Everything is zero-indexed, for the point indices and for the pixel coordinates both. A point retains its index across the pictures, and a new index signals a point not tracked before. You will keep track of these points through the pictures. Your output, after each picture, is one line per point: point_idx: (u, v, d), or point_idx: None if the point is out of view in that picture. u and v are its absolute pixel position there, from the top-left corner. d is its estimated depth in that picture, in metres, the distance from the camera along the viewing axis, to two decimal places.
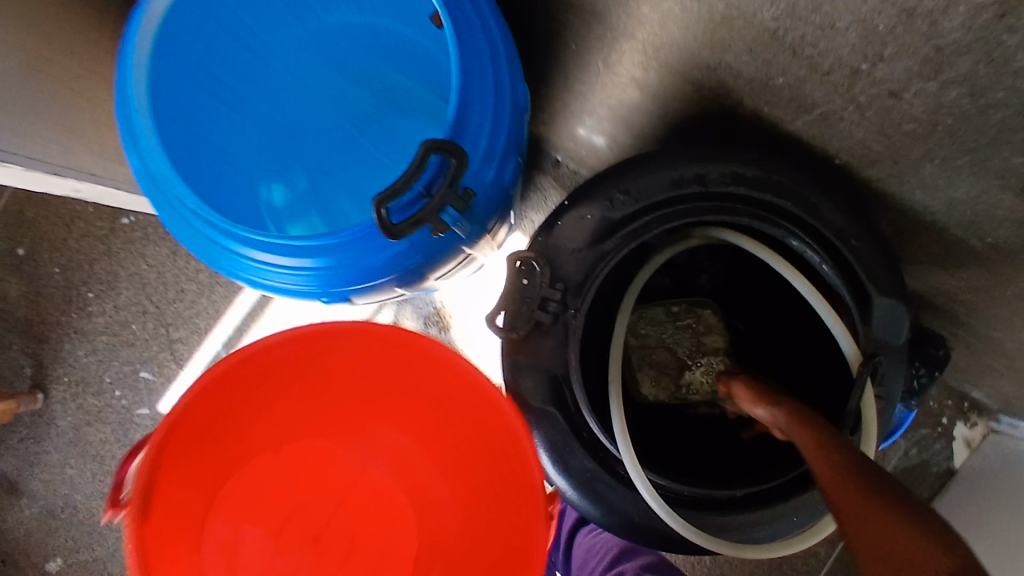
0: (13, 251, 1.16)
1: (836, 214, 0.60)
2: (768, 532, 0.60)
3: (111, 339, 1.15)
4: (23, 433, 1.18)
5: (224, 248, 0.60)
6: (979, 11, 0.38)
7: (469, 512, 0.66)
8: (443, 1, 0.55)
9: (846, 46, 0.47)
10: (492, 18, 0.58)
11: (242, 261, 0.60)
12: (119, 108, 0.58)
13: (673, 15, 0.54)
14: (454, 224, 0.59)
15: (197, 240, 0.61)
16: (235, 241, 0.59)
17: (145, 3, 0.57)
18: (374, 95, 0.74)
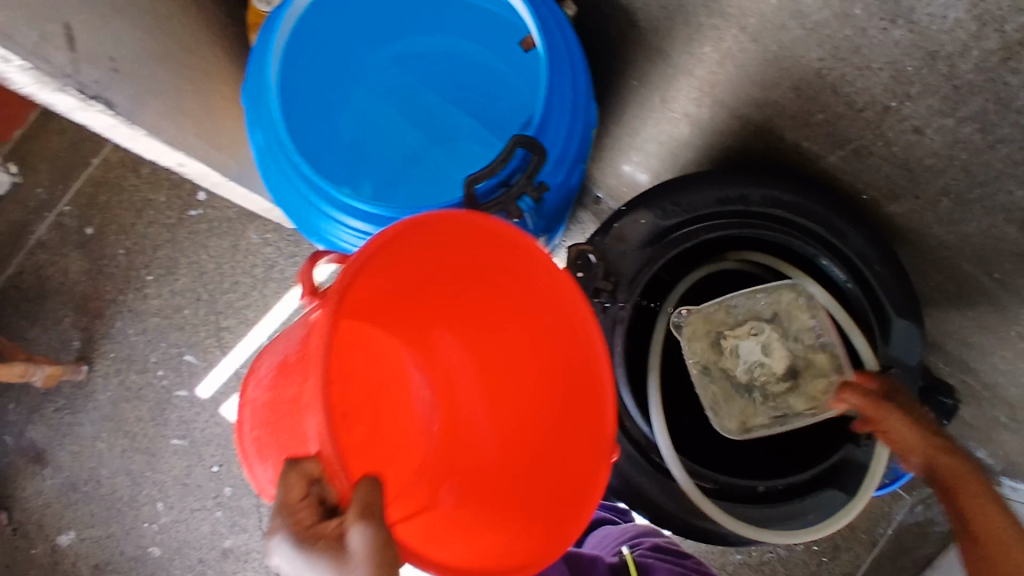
0: (82, 230, 1.24)
1: (863, 241, 0.68)
2: (783, 523, 0.67)
3: (162, 322, 1.22)
4: (60, 404, 1.22)
5: (319, 211, 0.69)
6: (988, 56, 0.48)
7: (505, 438, 0.67)
8: (539, 27, 0.66)
9: (879, 85, 0.56)
10: (575, 46, 0.68)
11: (334, 226, 0.69)
12: (252, 90, 0.69)
13: (732, 54, 0.64)
14: (528, 213, 0.67)
15: (297, 204, 0.70)
16: (331, 206, 0.68)
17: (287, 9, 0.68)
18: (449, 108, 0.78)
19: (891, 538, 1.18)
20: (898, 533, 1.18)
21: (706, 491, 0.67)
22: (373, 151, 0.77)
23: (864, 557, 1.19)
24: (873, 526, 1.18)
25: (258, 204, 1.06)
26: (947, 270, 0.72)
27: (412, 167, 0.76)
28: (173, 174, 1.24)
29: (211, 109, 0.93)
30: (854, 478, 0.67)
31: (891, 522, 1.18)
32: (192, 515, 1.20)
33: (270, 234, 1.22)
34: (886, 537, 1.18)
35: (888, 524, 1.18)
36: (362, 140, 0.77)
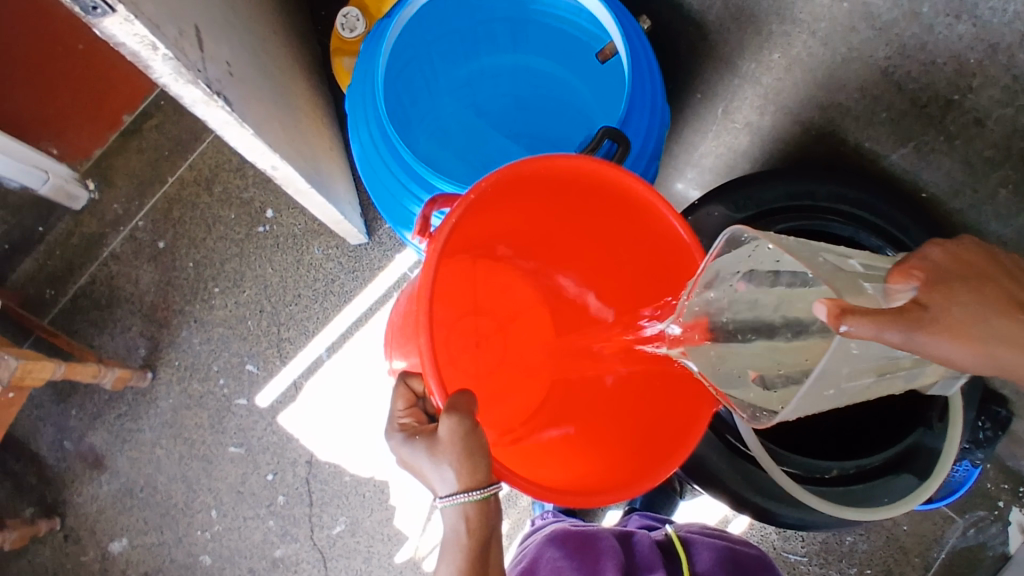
0: (155, 244, 1.31)
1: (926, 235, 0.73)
2: (856, 502, 0.68)
3: (226, 332, 1.27)
4: (122, 410, 1.25)
5: (414, 197, 0.76)
6: None
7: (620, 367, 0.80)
8: (624, 35, 0.73)
9: (943, 80, 0.63)
10: (652, 56, 0.75)
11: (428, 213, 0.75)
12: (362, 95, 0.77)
13: (801, 59, 0.72)
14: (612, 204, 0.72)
15: (394, 191, 0.78)
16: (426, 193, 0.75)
17: (392, 27, 0.77)
18: (521, 115, 0.90)
19: (943, 563, 1.17)
20: (952, 558, 1.17)
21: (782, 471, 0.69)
22: (458, 156, 0.89)
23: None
24: (925, 550, 1.17)
25: (331, 216, 1.12)
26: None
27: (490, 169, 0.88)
28: (243, 192, 1.31)
29: (297, 122, 1.00)
30: (927, 463, 0.69)
31: (943, 547, 1.17)
32: (245, 523, 1.22)
33: (333, 249, 1.28)
34: (939, 562, 1.17)
35: (941, 548, 1.17)
36: (448, 146, 0.89)
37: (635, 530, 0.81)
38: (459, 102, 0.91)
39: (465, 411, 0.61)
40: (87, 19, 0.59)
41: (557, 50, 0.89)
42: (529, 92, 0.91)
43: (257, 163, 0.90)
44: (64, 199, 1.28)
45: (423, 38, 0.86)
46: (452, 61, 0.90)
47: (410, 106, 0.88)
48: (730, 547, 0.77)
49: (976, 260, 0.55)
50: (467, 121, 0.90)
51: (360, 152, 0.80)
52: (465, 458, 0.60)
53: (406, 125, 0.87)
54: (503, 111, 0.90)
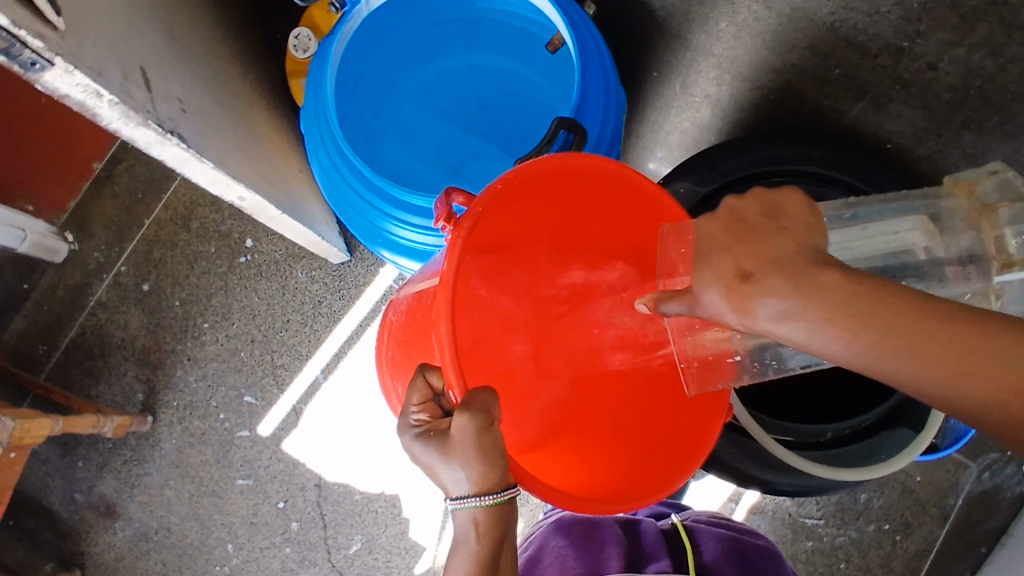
0: (139, 287, 1.31)
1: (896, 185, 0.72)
2: (855, 462, 0.68)
3: (220, 365, 1.27)
4: (128, 456, 1.25)
5: (381, 213, 0.74)
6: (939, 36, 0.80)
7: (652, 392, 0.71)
8: (567, 24, 0.72)
9: (893, 28, 0.81)
10: (600, 42, 0.75)
11: (398, 225, 0.74)
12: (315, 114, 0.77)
13: (747, 25, 0.85)
14: None
15: (360, 209, 0.76)
16: (394, 207, 0.73)
17: (335, 42, 0.76)
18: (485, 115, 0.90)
19: (961, 510, 1.16)
20: (969, 506, 1.16)
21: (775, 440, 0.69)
22: (426, 165, 0.88)
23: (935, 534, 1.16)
24: (940, 499, 1.17)
25: (309, 238, 1.12)
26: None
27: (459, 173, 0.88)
28: (220, 225, 1.31)
29: (262, 150, 1.00)
30: (922, 413, 0.68)
31: (959, 494, 1.16)
32: (263, 553, 1.22)
33: (316, 271, 1.28)
34: (957, 510, 1.16)
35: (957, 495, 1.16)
36: (414, 156, 0.89)
37: (640, 520, 0.80)
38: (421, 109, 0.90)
39: (482, 411, 0.56)
40: (27, 75, 0.59)
41: (509, 46, 0.89)
42: (488, 92, 0.90)
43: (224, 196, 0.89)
44: (44, 254, 1.28)
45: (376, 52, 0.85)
46: (406, 71, 0.89)
47: (372, 121, 0.88)
48: (736, 537, 0.77)
49: (714, 237, 0.52)
50: (430, 129, 0.90)
51: (321, 175, 0.79)
52: (478, 460, 0.56)
53: (369, 141, 0.86)
54: (466, 111, 0.90)
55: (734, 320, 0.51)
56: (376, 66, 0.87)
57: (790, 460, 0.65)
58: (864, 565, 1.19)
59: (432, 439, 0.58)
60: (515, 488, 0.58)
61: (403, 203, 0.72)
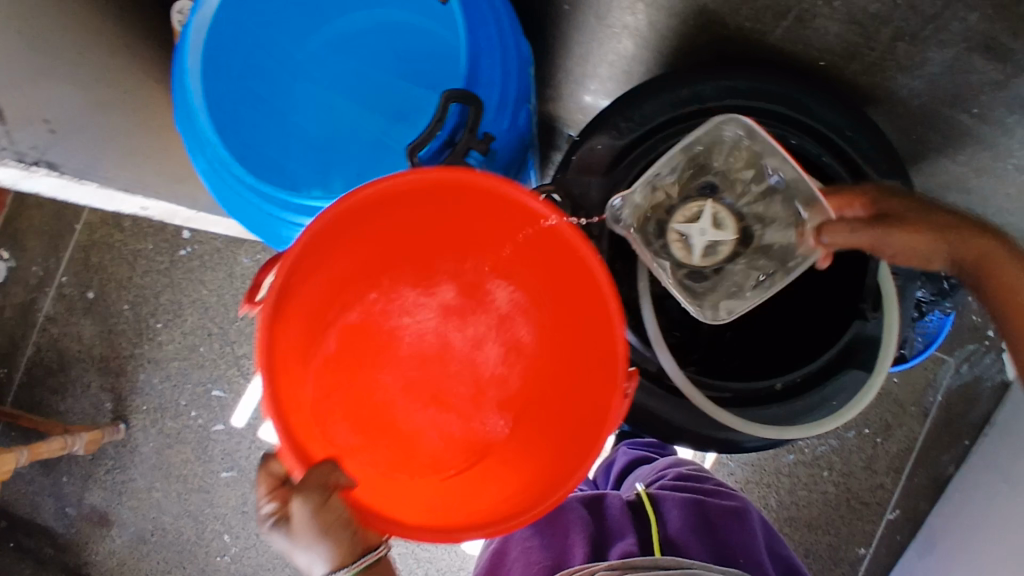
0: (85, 295, 1.27)
1: (831, 109, 0.65)
2: (806, 417, 0.65)
3: (182, 364, 1.25)
4: (109, 465, 1.25)
5: (280, 219, 0.69)
6: None
7: (557, 350, 0.67)
8: None
9: None
10: None
11: (297, 228, 0.69)
12: (183, 109, 0.69)
13: None
14: (479, 167, 0.65)
15: (259, 215, 0.69)
16: (289, 211, 0.68)
17: (193, 21, 0.67)
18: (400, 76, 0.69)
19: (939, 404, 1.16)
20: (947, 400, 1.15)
21: (723, 403, 0.65)
22: (335, 157, 0.69)
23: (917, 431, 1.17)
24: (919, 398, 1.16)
25: (234, 228, 1.07)
26: (928, 122, 0.69)
27: (375, 156, 0.69)
28: (153, 220, 1.25)
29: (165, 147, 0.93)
30: (872, 353, 0.64)
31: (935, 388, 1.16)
32: (259, 539, 1.23)
33: (261, 254, 1.23)
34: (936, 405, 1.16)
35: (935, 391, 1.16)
36: (319, 151, 0.69)
37: (606, 491, 0.79)
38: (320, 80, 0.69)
39: (315, 487, 0.53)
40: None
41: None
42: (400, 45, 0.69)
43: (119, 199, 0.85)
44: None
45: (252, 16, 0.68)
46: (295, 28, 0.69)
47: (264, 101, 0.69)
48: (701, 499, 0.76)
49: (897, 189, 0.59)
50: (333, 106, 0.69)
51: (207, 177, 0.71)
52: (323, 537, 0.53)
53: (257, 134, 0.68)
54: (371, 75, 0.69)
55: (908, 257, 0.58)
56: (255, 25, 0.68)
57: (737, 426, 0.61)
58: (847, 469, 1.20)
59: (280, 528, 0.55)
60: (374, 551, 0.55)
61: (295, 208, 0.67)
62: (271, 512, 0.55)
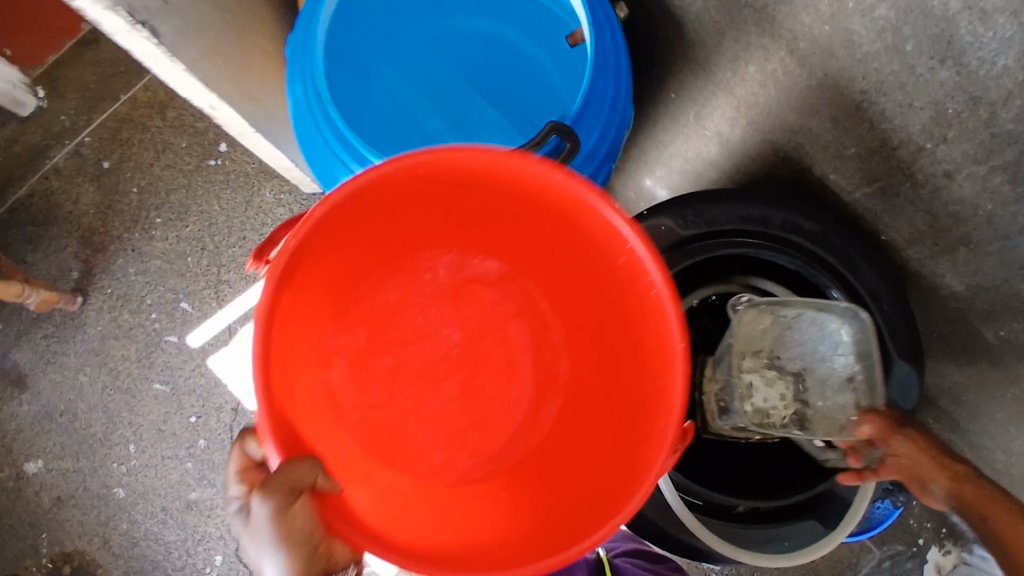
0: (98, 163, 1.22)
1: (894, 249, 0.67)
2: (762, 540, 0.67)
3: (163, 266, 1.20)
4: (49, 331, 1.19)
5: (342, 163, 0.70)
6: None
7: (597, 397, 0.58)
8: (595, 39, 0.67)
9: (917, 125, 0.56)
10: (622, 67, 0.71)
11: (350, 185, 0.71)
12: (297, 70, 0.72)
13: (773, 79, 0.66)
14: None
15: (326, 160, 0.72)
16: (359, 165, 0.69)
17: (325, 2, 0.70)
18: (489, 69, 0.78)
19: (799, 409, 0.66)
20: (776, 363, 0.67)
21: (683, 499, 0.69)
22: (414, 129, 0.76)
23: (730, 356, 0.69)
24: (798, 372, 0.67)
25: (280, 161, 1.04)
26: (967, 324, 0.70)
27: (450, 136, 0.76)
28: (197, 121, 1.22)
29: (249, 60, 0.90)
30: (835, 513, 0.68)
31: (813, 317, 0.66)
32: (162, 462, 1.17)
33: (285, 195, 1.20)
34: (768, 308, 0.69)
35: (816, 334, 0.66)
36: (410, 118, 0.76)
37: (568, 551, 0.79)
38: (430, 61, 0.78)
39: (280, 487, 0.45)
40: None
41: (525, 23, 0.78)
42: (496, 60, 0.78)
43: (189, 93, 0.79)
44: (8, 104, 1.19)
45: (404, 26, 0.78)
46: (421, 23, 0.78)
47: (383, 71, 0.77)
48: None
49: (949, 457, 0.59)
50: (440, 80, 0.78)
51: (295, 124, 0.72)
52: (278, 548, 0.44)
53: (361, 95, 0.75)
54: (485, 66, 0.78)
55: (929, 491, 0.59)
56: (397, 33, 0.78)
57: (681, 509, 0.66)
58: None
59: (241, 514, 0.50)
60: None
61: (363, 148, 0.68)
62: (239, 496, 0.51)
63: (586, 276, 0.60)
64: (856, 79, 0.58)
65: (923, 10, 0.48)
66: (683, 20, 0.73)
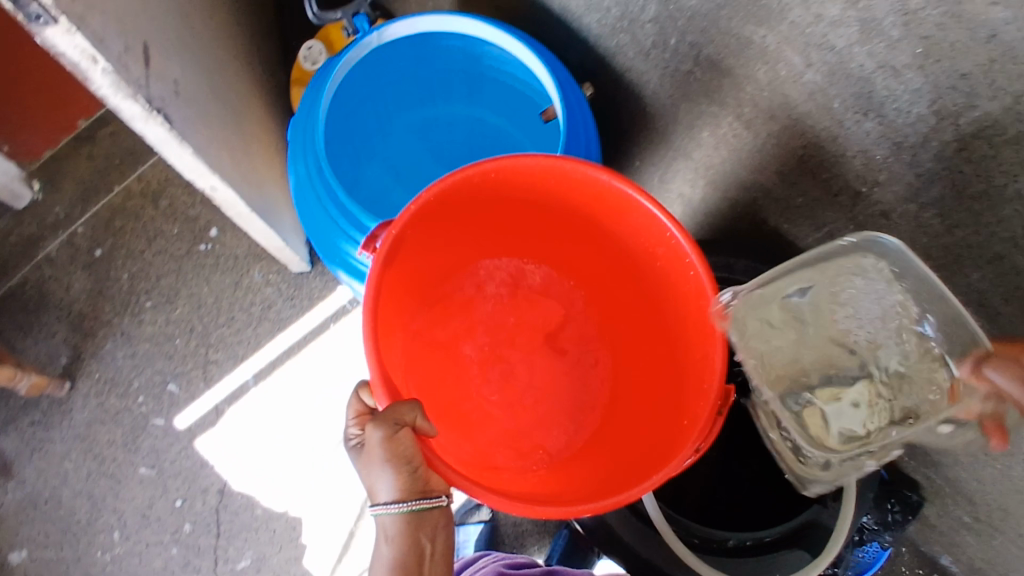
0: (90, 251, 1.26)
1: None
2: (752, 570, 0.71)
3: (152, 349, 1.22)
4: (35, 418, 1.19)
5: (344, 233, 0.77)
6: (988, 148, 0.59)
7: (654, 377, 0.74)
8: (565, 119, 0.76)
9: (852, 172, 0.64)
10: (590, 143, 0.79)
11: (346, 249, 0.78)
12: (301, 150, 0.81)
13: (726, 140, 0.75)
14: None
15: (325, 227, 0.79)
16: (355, 232, 0.76)
17: (326, 89, 0.79)
18: (469, 148, 0.87)
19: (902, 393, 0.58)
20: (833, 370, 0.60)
21: (677, 534, 0.73)
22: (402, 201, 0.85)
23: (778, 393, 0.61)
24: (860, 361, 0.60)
25: (272, 242, 1.07)
26: None
27: None
28: (189, 208, 1.27)
29: (247, 147, 0.97)
30: (821, 540, 0.71)
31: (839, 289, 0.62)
32: (147, 549, 1.15)
33: (273, 275, 1.24)
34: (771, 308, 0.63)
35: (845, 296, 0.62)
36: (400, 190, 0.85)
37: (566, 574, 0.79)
38: (417, 141, 0.87)
39: (389, 419, 0.55)
40: (29, 26, 0.57)
41: (502, 106, 0.87)
42: (475, 142, 0.87)
43: (191, 176, 0.83)
44: (6, 198, 1.24)
45: (393, 111, 0.87)
46: (409, 108, 0.87)
47: (377, 148, 0.86)
48: None
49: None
50: (426, 158, 0.87)
51: (297, 196, 0.82)
52: (386, 467, 0.55)
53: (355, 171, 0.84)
54: (466, 145, 0.87)
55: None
56: (387, 118, 0.87)
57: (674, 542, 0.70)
58: None
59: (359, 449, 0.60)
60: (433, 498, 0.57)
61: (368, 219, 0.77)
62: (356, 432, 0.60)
63: (625, 261, 0.75)
64: (795, 137, 0.67)
65: (845, 73, 0.58)
66: (643, 97, 0.82)
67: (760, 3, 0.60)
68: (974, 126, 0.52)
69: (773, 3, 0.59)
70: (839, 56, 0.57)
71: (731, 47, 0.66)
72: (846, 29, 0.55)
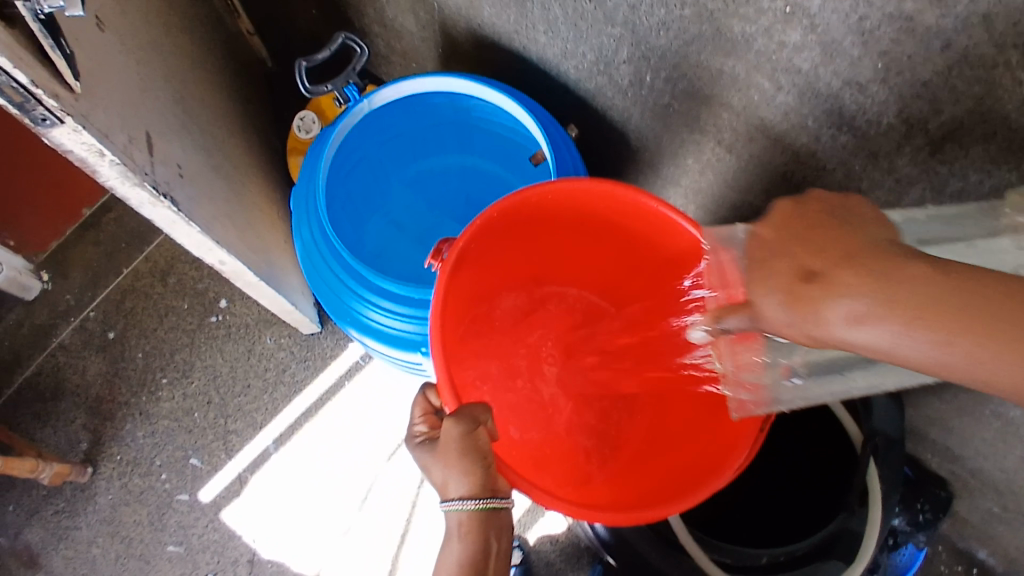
0: (104, 334, 1.28)
1: None
2: None
3: (171, 425, 1.23)
4: (60, 506, 1.19)
5: (354, 292, 0.80)
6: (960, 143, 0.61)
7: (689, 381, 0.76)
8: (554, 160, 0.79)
9: (835, 183, 0.67)
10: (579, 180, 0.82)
11: (355, 306, 0.80)
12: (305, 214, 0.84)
13: (711, 165, 0.78)
14: None
15: (334, 287, 0.82)
16: (362, 289, 0.79)
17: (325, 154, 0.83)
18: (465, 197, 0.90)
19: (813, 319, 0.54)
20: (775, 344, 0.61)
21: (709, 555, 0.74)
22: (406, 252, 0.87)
23: (859, 373, 0.61)
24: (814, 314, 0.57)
25: (282, 307, 1.09)
26: None
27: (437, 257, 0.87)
28: (197, 282, 1.30)
29: (251, 218, 1.00)
30: (853, 547, 0.71)
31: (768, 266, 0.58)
32: None
33: (285, 339, 1.26)
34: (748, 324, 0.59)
35: None
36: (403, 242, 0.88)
37: None
38: (416, 193, 0.91)
39: (467, 416, 0.60)
40: (35, 129, 0.60)
41: (491, 155, 0.90)
42: (471, 190, 0.90)
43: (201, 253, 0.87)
44: (17, 291, 1.27)
45: (390, 169, 0.91)
46: (405, 165, 0.91)
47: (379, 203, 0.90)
48: None
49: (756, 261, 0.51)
50: (425, 210, 0.90)
51: (303, 260, 0.84)
52: (460, 462, 0.59)
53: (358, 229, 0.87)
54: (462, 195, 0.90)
55: (799, 332, 0.47)
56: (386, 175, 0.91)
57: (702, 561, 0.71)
58: None
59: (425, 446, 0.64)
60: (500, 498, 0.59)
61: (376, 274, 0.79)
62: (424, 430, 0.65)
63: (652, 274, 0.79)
64: (777, 155, 0.70)
65: (814, 92, 0.61)
66: (626, 132, 0.86)
67: (725, 35, 0.63)
68: (943, 129, 0.55)
69: (737, 35, 0.62)
70: (806, 77, 0.60)
71: (704, 78, 0.69)
72: (809, 52, 0.58)
